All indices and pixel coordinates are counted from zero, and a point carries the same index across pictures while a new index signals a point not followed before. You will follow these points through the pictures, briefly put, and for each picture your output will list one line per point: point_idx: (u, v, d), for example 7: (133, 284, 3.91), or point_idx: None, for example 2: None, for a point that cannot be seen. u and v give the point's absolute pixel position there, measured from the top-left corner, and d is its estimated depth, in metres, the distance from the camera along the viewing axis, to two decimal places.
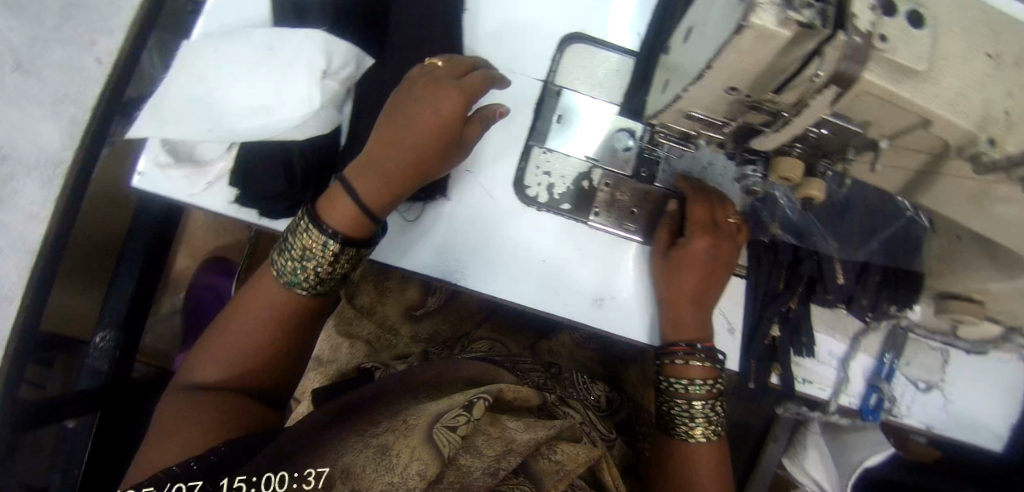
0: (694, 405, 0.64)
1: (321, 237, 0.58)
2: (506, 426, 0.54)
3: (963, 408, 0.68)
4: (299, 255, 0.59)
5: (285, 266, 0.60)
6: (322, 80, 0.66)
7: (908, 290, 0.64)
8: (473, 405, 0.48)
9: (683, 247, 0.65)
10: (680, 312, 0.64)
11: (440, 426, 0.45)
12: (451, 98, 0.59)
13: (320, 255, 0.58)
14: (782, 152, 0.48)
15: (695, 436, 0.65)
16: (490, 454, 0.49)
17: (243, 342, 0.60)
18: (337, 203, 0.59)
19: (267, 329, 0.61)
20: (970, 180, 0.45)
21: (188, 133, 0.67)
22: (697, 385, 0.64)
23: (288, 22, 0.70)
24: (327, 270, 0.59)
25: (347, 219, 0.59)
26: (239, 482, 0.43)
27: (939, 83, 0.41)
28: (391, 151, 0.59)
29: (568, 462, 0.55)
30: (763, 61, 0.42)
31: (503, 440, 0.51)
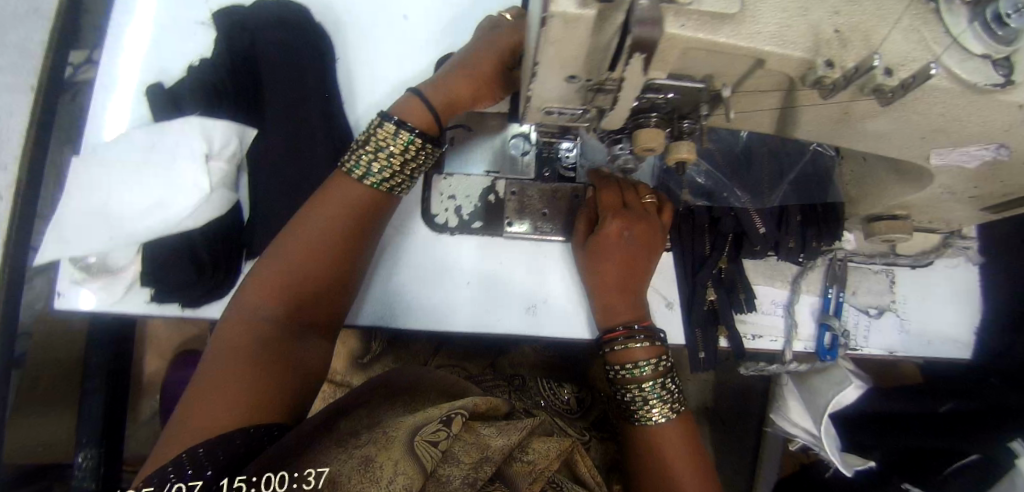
0: (645, 388, 0.59)
1: (394, 131, 0.59)
2: (480, 432, 0.51)
3: (922, 324, 0.67)
4: (371, 149, 0.59)
5: (358, 158, 0.60)
6: (207, 163, 0.66)
7: (831, 222, 0.62)
8: (451, 419, 0.45)
9: (599, 234, 0.62)
10: (611, 300, 0.62)
11: (420, 440, 0.43)
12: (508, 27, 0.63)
13: (393, 149, 0.59)
14: (640, 126, 0.47)
15: (655, 417, 0.61)
16: (467, 462, 0.46)
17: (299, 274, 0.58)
18: (409, 102, 0.62)
19: (322, 262, 0.59)
20: (830, 106, 0.44)
21: (93, 246, 0.66)
22: (644, 367, 0.59)
23: (165, 114, 0.70)
24: (398, 161, 0.60)
25: (417, 118, 0.61)
26: (239, 482, 0.41)
27: (760, 19, 0.40)
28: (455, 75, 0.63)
29: (540, 460, 0.52)
30: (583, 45, 0.42)
31: (480, 445, 0.49)
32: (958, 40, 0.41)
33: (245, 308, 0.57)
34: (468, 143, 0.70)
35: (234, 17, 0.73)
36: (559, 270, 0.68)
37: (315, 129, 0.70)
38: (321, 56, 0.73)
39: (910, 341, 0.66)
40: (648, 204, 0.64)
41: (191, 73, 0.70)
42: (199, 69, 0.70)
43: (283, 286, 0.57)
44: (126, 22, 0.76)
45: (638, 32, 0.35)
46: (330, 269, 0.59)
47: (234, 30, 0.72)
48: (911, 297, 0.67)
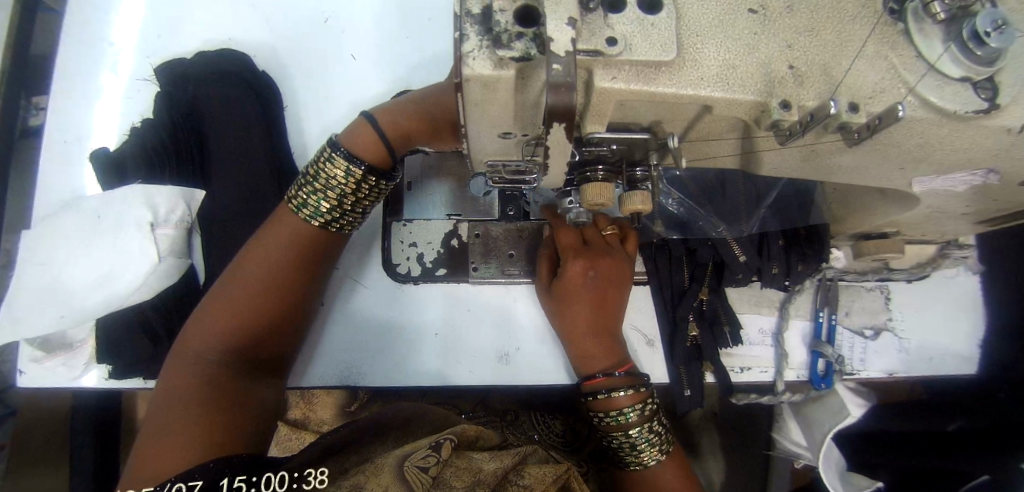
0: (632, 435, 0.55)
1: (344, 164, 0.53)
2: (472, 457, 0.50)
3: (920, 342, 0.62)
4: (318, 184, 0.54)
5: (303, 194, 0.55)
6: (154, 232, 0.63)
7: (814, 246, 0.58)
8: (441, 445, 0.46)
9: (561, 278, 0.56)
10: (584, 345, 0.56)
11: (410, 466, 0.42)
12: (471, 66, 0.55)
13: (343, 183, 0.54)
14: (587, 179, 0.43)
15: (645, 462, 0.57)
16: (461, 488, 0.44)
17: (249, 300, 0.52)
18: (359, 129, 0.56)
19: (275, 284, 0.54)
20: (793, 146, 0.39)
21: (44, 324, 0.64)
22: (629, 414, 0.54)
23: (111, 180, 0.67)
24: (347, 199, 0.55)
25: (367, 147, 0.54)
26: (239, 482, 0.41)
27: (701, 63, 0.35)
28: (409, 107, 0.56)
29: (537, 484, 0.49)
30: (508, 103, 0.37)
31: (472, 470, 0.47)
32: (934, 66, 0.36)
33: (188, 342, 0.51)
34: (425, 186, 0.65)
35: (171, 71, 0.69)
36: (530, 312, 0.63)
37: (264, 183, 0.66)
38: (264, 105, 0.69)
39: (911, 361, 0.61)
40: (609, 236, 0.59)
41: (132, 137, 0.67)
42: (141, 130, 0.67)
43: (233, 314, 0.52)
44: (67, 85, 0.72)
45: (550, 101, 0.31)
46: (285, 290, 0.55)
47: (174, 84, 0.69)
48: (909, 313, 0.62)
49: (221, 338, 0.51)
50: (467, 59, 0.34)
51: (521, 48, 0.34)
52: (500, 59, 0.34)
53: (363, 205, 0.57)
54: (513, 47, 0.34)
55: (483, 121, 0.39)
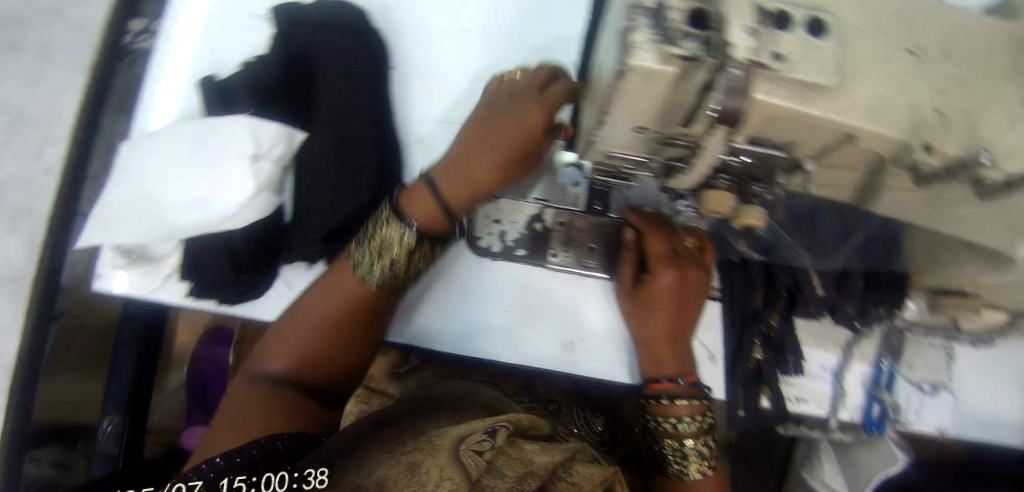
0: (685, 444, 0.59)
1: (401, 229, 0.58)
2: (523, 447, 0.49)
3: (975, 405, 0.63)
4: (377, 249, 0.59)
5: (363, 257, 0.59)
6: (254, 164, 0.65)
7: (892, 291, 0.59)
8: (497, 431, 0.46)
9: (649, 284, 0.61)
10: (658, 351, 0.60)
11: (466, 448, 0.43)
12: (539, 104, 0.56)
13: (397, 249, 0.58)
14: (708, 185, 0.45)
15: (691, 474, 0.60)
16: (511, 477, 0.44)
17: (312, 338, 0.59)
18: (418, 197, 0.59)
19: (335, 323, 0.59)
20: (917, 188, 0.41)
21: (135, 234, 0.67)
22: (686, 424, 0.59)
23: (217, 109, 0.70)
24: (402, 267, 0.59)
25: (427, 212, 0.59)
26: (239, 482, 0.43)
27: (856, 93, 0.37)
28: (480, 150, 0.59)
29: (586, 484, 0.50)
30: (659, 98, 0.39)
31: (522, 461, 0.46)
32: None
33: (262, 361, 0.60)
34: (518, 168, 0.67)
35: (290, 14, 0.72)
36: (600, 307, 0.66)
37: (365, 139, 0.67)
38: (369, 59, 0.70)
39: (964, 423, 0.62)
40: (688, 247, 0.63)
41: (244, 69, 0.69)
42: (254, 64, 0.69)
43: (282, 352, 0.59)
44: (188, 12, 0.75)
45: None
46: (343, 329, 0.60)
47: (290, 28, 0.71)
48: (968, 376, 0.63)
49: (288, 363, 0.59)
50: (637, 50, 0.35)
51: (688, 48, 0.35)
52: (667, 55, 0.35)
53: (419, 269, 0.61)
54: (681, 46, 0.35)
55: (626, 113, 0.41)
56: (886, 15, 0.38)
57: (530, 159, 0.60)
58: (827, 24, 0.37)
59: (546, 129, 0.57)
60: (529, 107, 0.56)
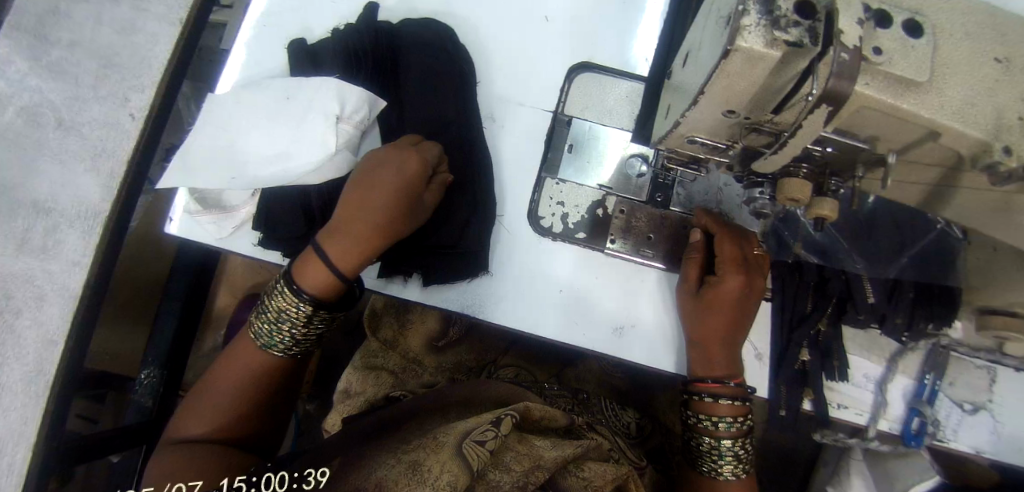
0: (721, 443, 0.60)
1: (295, 300, 0.61)
2: (534, 444, 0.55)
3: (1017, 430, 0.63)
4: (276, 320, 0.62)
5: (265, 329, 0.63)
6: (336, 124, 0.69)
7: (943, 307, 0.61)
8: (501, 422, 0.52)
9: (715, 286, 0.60)
10: (712, 350, 0.61)
11: (470, 442, 0.49)
12: (407, 157, 0.60)
13: (294, 316, 0.62)
14: (789, 173, 0.47)
15: (724, 474, 0.61)
16: (518, 469, 0.50)
17: (226, 406, 0.63)
18: (310, 265, 0.61)
19: (245, 393, 0.64)
20: (992, 191, 0.43)
21: (215, 181, 0.69)
22: (726, 423, 0.60)
23: (304, 70, 0.74)
24: (299, 330, 0.63)
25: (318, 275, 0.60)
26: (241, 482, 0.53)
27: (945, 92, 0.39)
28: (351, 206, 0.60)
29: (596, 478, 0.53)
30: (756, 83, 0.42)
31: (532, 456, 0.52)
32: None
33: (179, 430, 0.62)
34: (586, 154, 0.71)
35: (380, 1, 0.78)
36: (653, 297, 0.67)
37: (447, 114, 0.71)
38: (449, 41, 0.73)
39: (1002, 445, 0.63)
40: (754, 256, 0.63)
41: (334, 37, 0.73)
42: (343, 33, 0.73)
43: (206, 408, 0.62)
44: None
45: (830, 85, 0.36)
46: (254, 392, 0.64)
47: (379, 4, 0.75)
48: (1009, 399, 0.64)
49: (211, 428, 0.62)
50: (746, 32, 0.38)
51: (795, 35, 0.38)
52: (773, 40, 0.39)
53: (312, 334, 0.65)
54: (789, 32, 0.38)
55: (721, 96, 0.44)
56: (976, 26, 0.41)
57: (408, 212, 0.61)
58: (922, 27, 0.40)
59: (416, 180, 0.60)
60: (397, 162, 0.60)
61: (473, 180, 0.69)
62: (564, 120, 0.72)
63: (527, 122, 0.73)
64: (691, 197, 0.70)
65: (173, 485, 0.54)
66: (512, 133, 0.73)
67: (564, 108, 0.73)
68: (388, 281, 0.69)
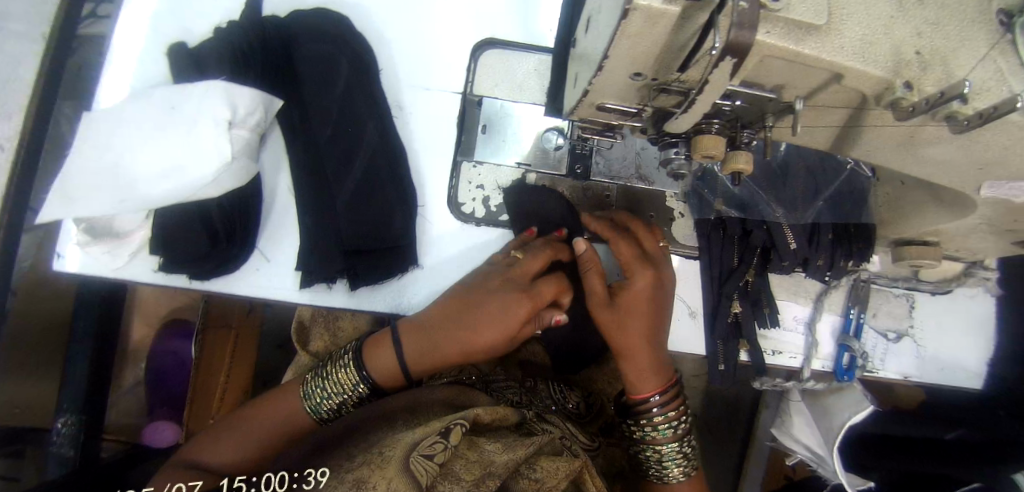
0: (662, 449, 0.64)
1: (357, 379, 0.60)
2: (484, 449, 0.53)
3: (936, 350, 0.69)
4: (332, 387, 0.61)
5: (317, 393, 0.61)
6: (229, 130, 0.62)
7: (859, 243, 0.64)
8: (450, 432, 0.50)
9: (625, 290, 0.61)
10: (636, 354, 0.61)
11: (417, 457, 0.47)
12: (522, 297, 0.58)
13: (350, 395, 0.61)
14: (701, 131, 0.46)
15: (673, 475, 0.65)
16: (467, 479, 0.48)
17: (258, 441, 0.61)
18: (381, 352, 0.61)
19: (277, 435, 0.61)
20: (895, 128, 0.43)
21: (97, 209, 0.61)
22: (662, 430, 0.63)
23: (187, 73, 0.66)
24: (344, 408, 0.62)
25: (387, 370, 0.60)
26: (240, 482, 0.56)
27: (845, 33, 0.39)
28: (462, 317, 0.59)
29: (549, 479, 0.54)
30: (659, 42, 0.40)
31: (481, 463, 0.51)
32: None
33: (197, 452, 0.60)
34: (500, 133, 0.69)
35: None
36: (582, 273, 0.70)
37: (355, 105, 0.66)
38: (348, 35, 0.69)
39: (923, 367, 0.69)
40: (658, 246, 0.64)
41: (217, 37, 0.66)
42: (225, 31, 0.66)
43: (237, 438, 0.61)
44: None
45: (733, 37, 0.34)
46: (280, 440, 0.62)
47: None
48: (926, 323, 0.70)
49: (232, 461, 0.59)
50: None
51: None
52: None
53: (350, 409, 0.63)
54: None
55: (626, 59, 0.42)
56: None
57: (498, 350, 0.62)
58: None
59: (509, 335, 0.58)
60: (511, 303, 0.58)
61: (390, 177, 0.65)
62: (474, 101, 0.70)
63: (441, 108, 0.70)
64: (610, 165, 0.69)
65: (173, 485, 0.56)
66: (428, 120, 0.69)
67: (473, 89, 0.70)
68: (312, 288, 0.66)
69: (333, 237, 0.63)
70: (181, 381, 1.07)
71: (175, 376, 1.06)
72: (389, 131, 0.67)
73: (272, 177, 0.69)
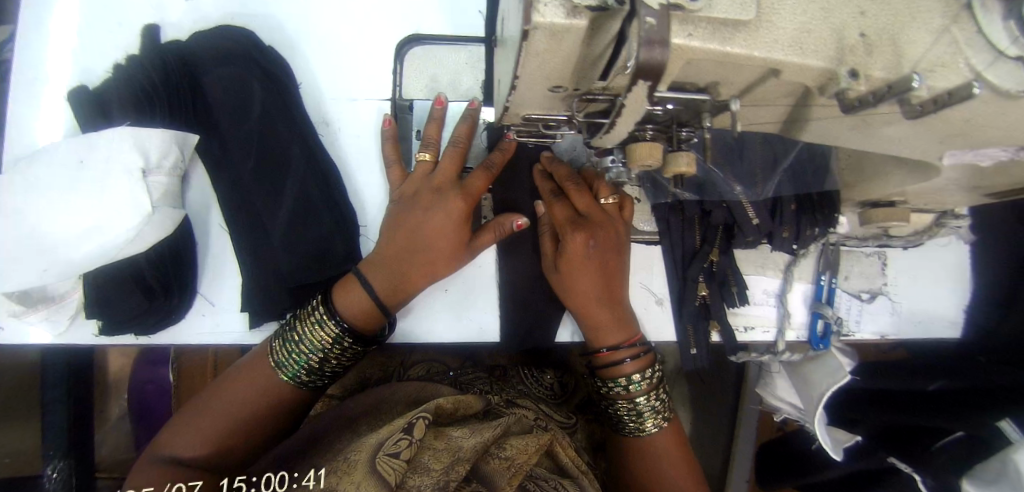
0: (637, 402, 0.59)
1: (330, 326, 0.54)
2: (450, 436, 0.52)
3: (911, 305, 0.67)
4: (307, 345, 0.54)
5: (286, 352, 0.55)
6: (146, 179, 0.58)
7: (824, 210, 0.60)
8: (413, 427, 0.48)
9: (563, 253, 0.57)
10: (593, 313, 0.58)
11: (382, 456, 0.45)
12: (460, 201, 0.53)
13: (325, 346, 0.54)
14: (636, 138, 0.43)
15: (647, 428, 0.61)
16: (437, 468, 0.46)
17: (233, 415, 0.54)
18: (349, 289, 0.55)
19: (255, 409, 0.55)
20: (845, 116, 0.39)
21: (24, 281, 0.58)
22: (637, 382, 0.58)
23: (90, 119, 0.60)
24: (322, 363, 0.55)
25: (356, 309, 0.55)
26: (240, 483, 0.50)
27: (777, 25, 0.34)
28: (409, 230, 0.54)
29: (518, 455, 0.51)
30: (572, 56, 0.36)
31: (449, 450, 0.49)
32: (984, 34, 0.34)
33: (169, 441, 0.53)
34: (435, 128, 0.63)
35: (164, 19, 0.65)
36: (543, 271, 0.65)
37: (275, 125, 0.61)
38: (257, 50, 0.62)
39: (902, 323, 0.67)
40: (609, 206, 0.60)
41: (118, 74, 0.60)
42: (122, 67, 0.60)
43: (210, 419, 0.54)
44: (35, 16, 0.64)
45: (642, 56, 0.30)
46: (265, 411, 0.56)
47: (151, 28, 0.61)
48: (901, 278, 0.68)
49: (205, 444, 0.53)
50: (539, 5, 0.32)
51: None
52: (574, 8, 0.32)
53: (339, 365, 0.57)
54: None
55: (539, 75, 0.38)
56: None
57: (457, 259, 0.55)
58: None
59: (456, 241, 0.54)
60: (449, 210, 0.53)
61: (325, 201, 0.60)
62: (405, 105, 0.63)
63: (372, 120, 0.64)
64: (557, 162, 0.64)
65: (173, 485, 0.48)
66: (361, 134, 0.64)
67: (402, 94, 0.64)
68: (261, 328, 0.63)
69: (273, 274, 0.59)
70: (162, 408, 1.07)
71: (157, 404, 1.06)
72: (317, 148, 0.62)
73: (202, 219, 0.65)
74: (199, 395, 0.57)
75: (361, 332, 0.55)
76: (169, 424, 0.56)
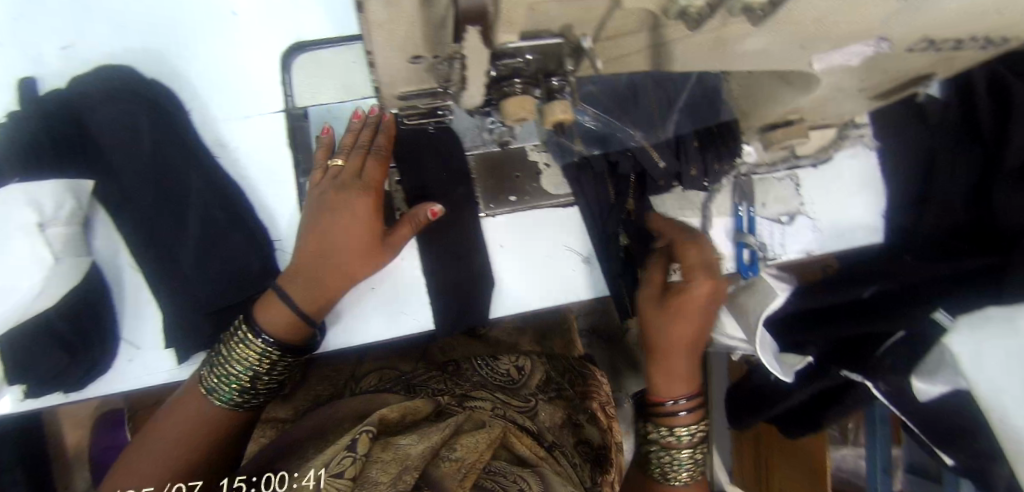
0: (678, 455, 0.65)
1: (257, 344, 0.53)
2: (398, 445, 0.51)
3: (828, 219, 0.71)
4: (235, 366, 0.54)
5: (215, 377, 0.54)
6: (44, 233, 0.55)
7: (726, 143, 0.60)
8: (355, 443, 0.47)
9: (682, 292, 0.61)
10: (672, 359, 0.64)
11: (328, 477, 0.44)
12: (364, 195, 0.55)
13: (256, 364, 0.54)
14: (506, 94, 0.44)
15: (677, 479, 0.66)
16: (385, 481, 0.45)
17: (182, 440, 0.55)
18: (272, 305, 0.54)
19: (207, 432, 0.56)
20: (699, 34, 0.40)
21: None
22: (684, 435, 0.65)
23: None
24: (252, 382, 0.55)
25: (281, 322, 0.54)
26: (240, 482, 0.51)
27: None
28: (321, 237, 0.54)
29: (468, 455, 0.52)
30: (413, 20, 0.36)
31: (397, 460, 0.48)
32: None
33: (129, 470, 0.54)
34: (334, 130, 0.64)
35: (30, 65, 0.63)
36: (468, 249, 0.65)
37: (170, 155, 0.59)
38: (139, 82, 0.60)
39: (824, 238, 0.71)
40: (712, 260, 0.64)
41: None
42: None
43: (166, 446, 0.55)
44: None
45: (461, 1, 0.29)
46: (210, 440, 0.56)
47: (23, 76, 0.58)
48: (814, 196, 0.71)
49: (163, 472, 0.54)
50: None
51: None
52: None
53: (275, 381, 0.57)
54: None
55: (388, 45, 0.37)
56: None
57: (378, 257, 0.55)
58: None
59: (369, 234, 0.54)
60: (354, 205, 0.54)
61: (232, 221, 0.59)
62: (299, 114, 0.64)
63: (268, 131, 0.63)
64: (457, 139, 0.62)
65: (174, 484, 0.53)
66: (259, 147, 0.63)
67: (294, 101, 0.64)
68: (190, 360, 0.62)
69: (191, 303, 0.58)
70: None
71: None
72: (216, 169, 0.61)
73: (113, 264, 0.62)
74: (150, 426, 0.57)
75: (292, 344, 0.54)
76: (125, 457, 0.56)
